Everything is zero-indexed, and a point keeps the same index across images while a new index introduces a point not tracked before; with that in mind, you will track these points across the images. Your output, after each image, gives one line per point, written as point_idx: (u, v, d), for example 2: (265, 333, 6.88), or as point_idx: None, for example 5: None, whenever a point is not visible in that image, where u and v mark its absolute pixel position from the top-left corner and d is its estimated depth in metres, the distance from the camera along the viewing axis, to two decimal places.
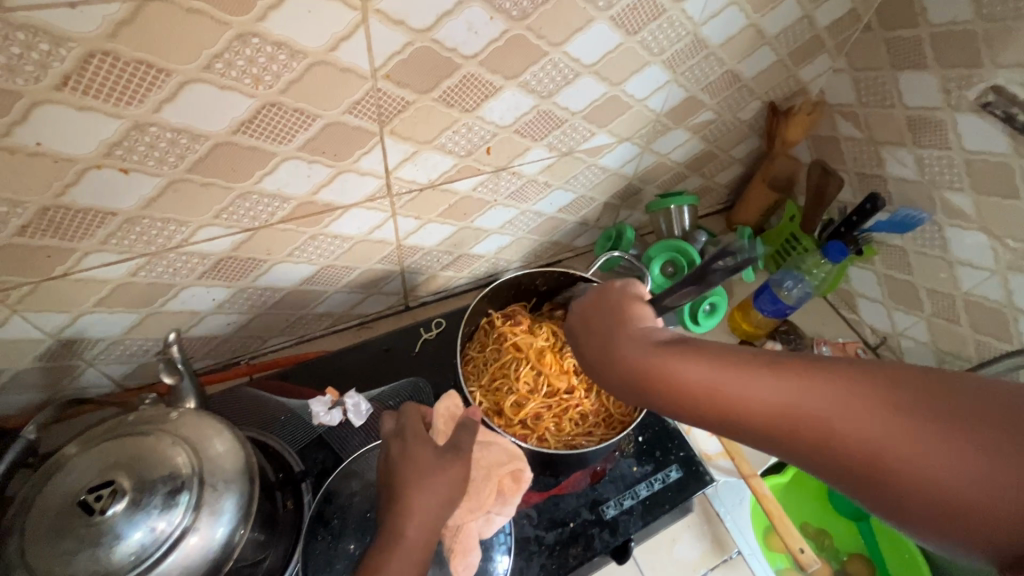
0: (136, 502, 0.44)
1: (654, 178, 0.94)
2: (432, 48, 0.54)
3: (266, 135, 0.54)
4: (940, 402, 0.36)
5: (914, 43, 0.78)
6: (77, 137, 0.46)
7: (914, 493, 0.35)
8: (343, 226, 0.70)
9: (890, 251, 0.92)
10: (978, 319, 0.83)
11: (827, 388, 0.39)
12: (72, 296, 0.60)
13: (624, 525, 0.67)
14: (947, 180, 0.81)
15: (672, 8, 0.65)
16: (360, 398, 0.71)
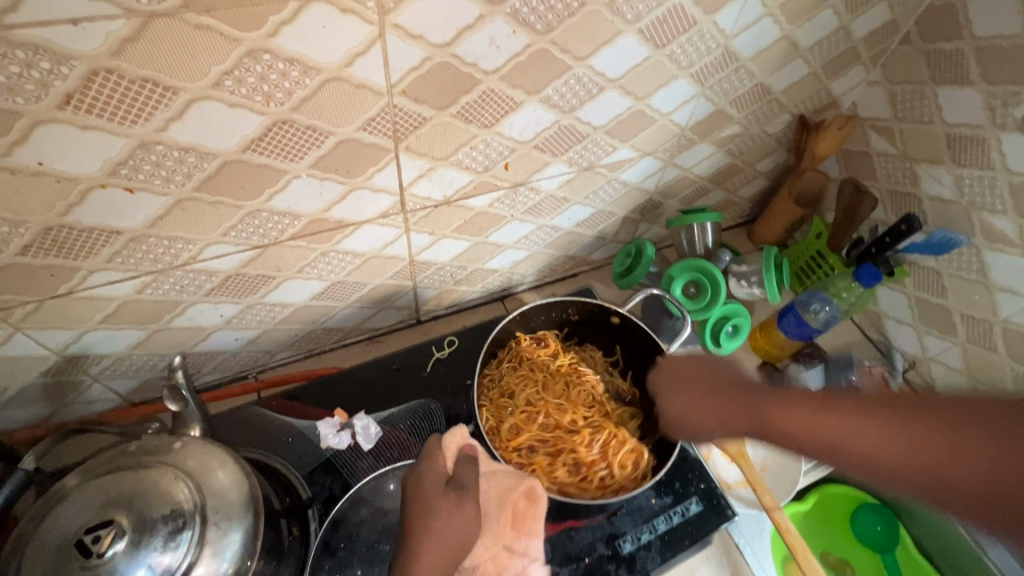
0: (136, 542, 0.41)
1: (676, 193, 0.91)
2: (452, 63, 0.52)
3: (277, 153, 0.52)
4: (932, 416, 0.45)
5: (958, 56, 0.74)
6: (81, 156, 0.44)
7: (981, 498, 0.41)
8: (354, 243, 0.67)
9: (923, 272, 0.88)
10: (1018, 348, 0.78)
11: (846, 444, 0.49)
12: (78, 314, 0.58)
13: (642, 561, 0.64)
14: (988, 202, 0.76)
15: (703, 20, 0.62)
16: (369, 419, 0.69)
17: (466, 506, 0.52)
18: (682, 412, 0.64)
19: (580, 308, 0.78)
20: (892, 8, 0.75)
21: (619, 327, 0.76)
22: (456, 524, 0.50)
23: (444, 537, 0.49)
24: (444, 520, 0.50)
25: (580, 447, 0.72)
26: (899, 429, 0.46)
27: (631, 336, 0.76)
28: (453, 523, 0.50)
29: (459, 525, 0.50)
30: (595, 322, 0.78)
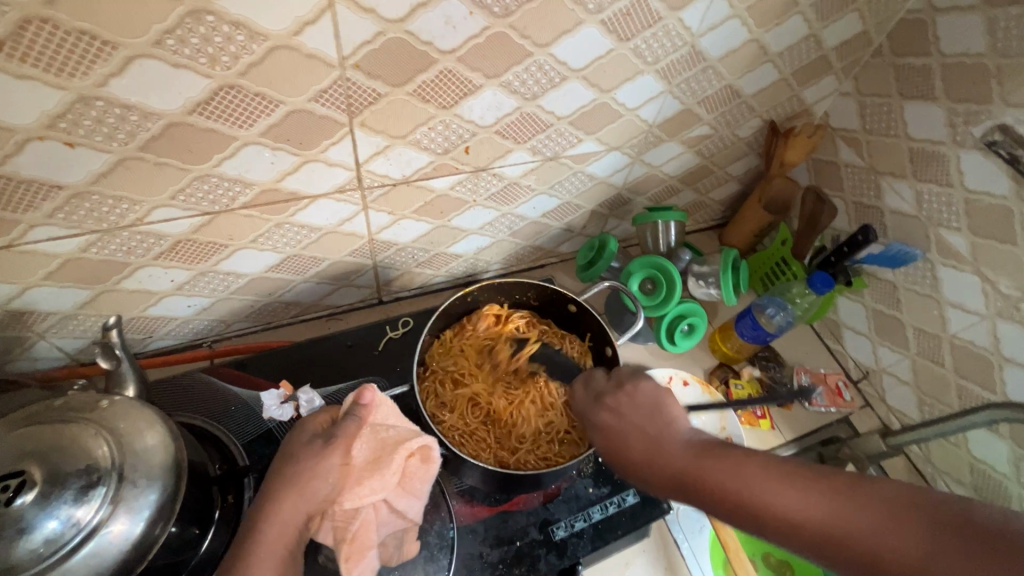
0: (45, 495, 0.41)
1: (645, 190, 0.91)
2: (406, 40, 0.52)
3: (225, 118, 0.52)
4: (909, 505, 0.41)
5: (924, 72, 0.75)
6: (16, 106, 0.44)
7: None
8: (310, 216, 0.67)
9: (880, 284, 0.89)
10: (962, 363, 0.79)
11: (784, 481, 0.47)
12: (19, 268, 0.58)
13: (573, 548, 0.64)
14: (944, 219, 0.77)
15: (669, 16, 0.62)
16: (314, 394, 0.68)
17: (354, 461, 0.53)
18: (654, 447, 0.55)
19: (541, 294, 0.73)
20: (865, 19, 0.75)
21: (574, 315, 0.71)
22: (322, 470, 0.52)
23: (307, 480, 0.51)
24: (309, 468, 0.52)
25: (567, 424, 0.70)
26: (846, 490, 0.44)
27: (583, 326, 0.71)
28: (317, 475, 0.52)
29: (326, 473, 0.52)
30: (551, 308, 0.74)
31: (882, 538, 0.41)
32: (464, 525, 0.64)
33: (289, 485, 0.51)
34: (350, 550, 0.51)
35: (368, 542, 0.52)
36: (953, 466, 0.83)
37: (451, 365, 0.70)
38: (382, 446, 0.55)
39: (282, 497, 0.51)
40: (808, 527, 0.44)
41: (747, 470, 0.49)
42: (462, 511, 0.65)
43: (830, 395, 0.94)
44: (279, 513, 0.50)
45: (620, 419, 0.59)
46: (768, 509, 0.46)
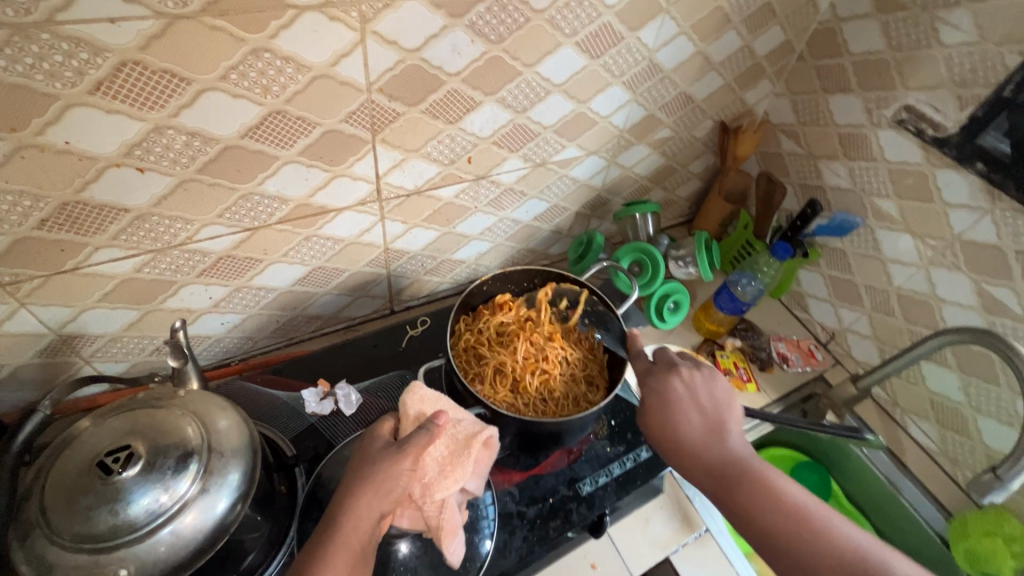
0: (150, 465, 0.47)
1: (620, 190, 1.03)
2: (422, 66, 0.62)
3: (271, 140, 0.60)
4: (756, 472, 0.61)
5: (840, 70, 0.90)
6: (102, 137, 0.51)
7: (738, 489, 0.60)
8: (335, 228, 0.75)
9: (832, 253, 1.02)
10: (910, 310, 0.92)
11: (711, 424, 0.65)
12: (79, 290, 0.63)
13: (600, 499, 0.72)
14: (875, 188, 0.91)
15: (629, 35, 0.75)
16: (350, 388, 0.76)
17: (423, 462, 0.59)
18: (722, 435, 0.64)
19: (546, 279, 0.82)
20: (785, 31, 0.90)
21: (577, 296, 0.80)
22: (392, 475, 0.57)
23: (383, 481, 0.56)
24: (381, 470, 0.57)
25: (580, 387, 0.78)
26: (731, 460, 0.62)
27: (588, 302, 0.80)
28: (390, 477, 0.57)
29: (397, 474, 0.57)
30: (557, 292, 0.83)
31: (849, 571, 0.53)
32: (500, 491, 0.71)
33: (367, 485, 0.56)
34: (439, 534, 0.59)
35: (454, 524, 0.59)
36: (916, 403, 0.94)
37: (477, 344, 0.78)
38: (455, 442, 0.62)
39: (358, 497, 0.56)
40: (808, 533, 0.56)
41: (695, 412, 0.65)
42: (497, 479, 0.72)
43: (804, 357, 1.05)
44: (356, 511, 0.55)
45: (682, 413, 0.65)
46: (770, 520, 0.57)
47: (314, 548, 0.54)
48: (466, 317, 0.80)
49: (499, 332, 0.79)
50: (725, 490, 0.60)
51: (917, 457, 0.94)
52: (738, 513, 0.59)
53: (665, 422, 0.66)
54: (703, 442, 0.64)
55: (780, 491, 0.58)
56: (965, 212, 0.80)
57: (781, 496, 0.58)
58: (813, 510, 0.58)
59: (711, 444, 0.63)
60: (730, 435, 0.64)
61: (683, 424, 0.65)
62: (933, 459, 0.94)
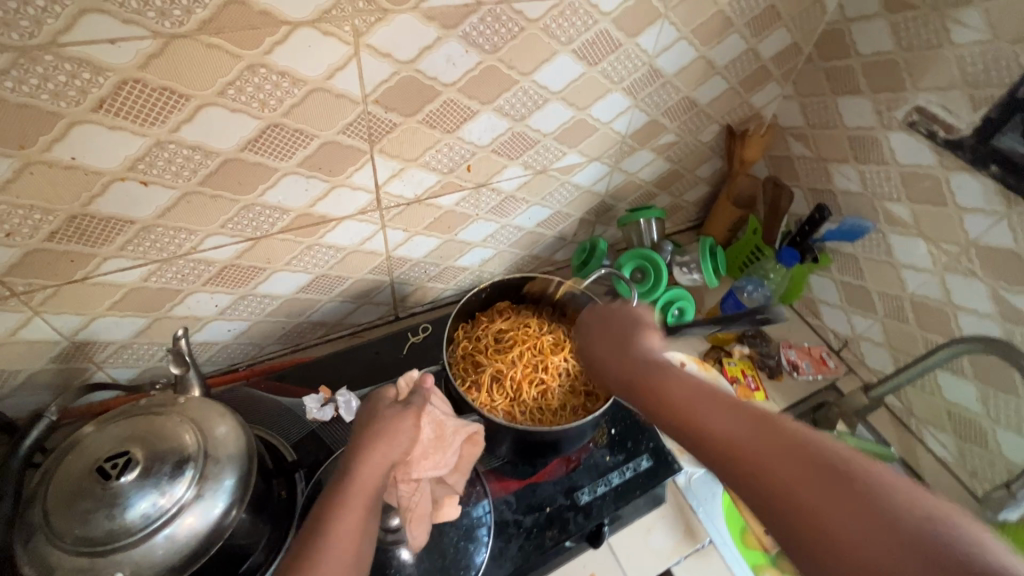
0: (147, 471, 0.48)
1: (625, 196, 1.02)
2: (417, 77, 0.63)
3: (270, 152, 0.62)
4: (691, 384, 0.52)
5: (849, 71, 0.88)
6: (107, 153, 0.53)
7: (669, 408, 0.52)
8: (337, 237, 0.76)
9: (843, 258, 0.99)
10: (924, 317, 0.89)
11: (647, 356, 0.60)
12: (90, 299, 0.66)
13: (598, 509, 0.71)
14: (886, 192, 0.89)
15: (628, 42, 0.74)
16: (351, 395, 0.77)
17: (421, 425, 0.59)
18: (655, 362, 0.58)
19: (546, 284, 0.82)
20: (792, 33, 0.89)
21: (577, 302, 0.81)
22: (398, 431, 0.57)
23: (389, 437, 0.56)
24: (388, 426, 0.57)
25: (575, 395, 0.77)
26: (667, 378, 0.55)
27: (589, 306, 0.81)
28: (398, 432, 0.57)
29: (403, 431, 0.57)
30: (557, 299, 0.84)
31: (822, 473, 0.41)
32: (497, 499, 0.71)
33: (373, 441, 0.56)
34: (410, 517, 0.61)
35: (424, 509, 0.61)
36: (932, 413, 0.91)
37: (476, 351, 0.78)
38: (443, 425, 0.63)
39: (369, 451, 0.55)
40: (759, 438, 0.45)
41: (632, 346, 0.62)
42: (494, 487, 0.72)
43: (815, 364, 1.03)
44: (366, 462, 0.54)
45: (605, 341, 0.65)
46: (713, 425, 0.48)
47: (320, 507, 0.52)
48: (464, 325, 0.81)
49: (497, 341, 0.79)
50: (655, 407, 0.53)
51: (933, 469, 0.91)
52: (670, 418, 0.51)
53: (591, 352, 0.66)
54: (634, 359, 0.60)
55: (719, 396, 0.50)
56: (979, 216, 0.78)
57: (717, 399, 0.50)
58: (770, 412, 0.47)
59: (638, 367, 0.58)
60: (665, 357, 0.60)
61: (608, 351, 0.63)
62: (951, 472, 0.90)
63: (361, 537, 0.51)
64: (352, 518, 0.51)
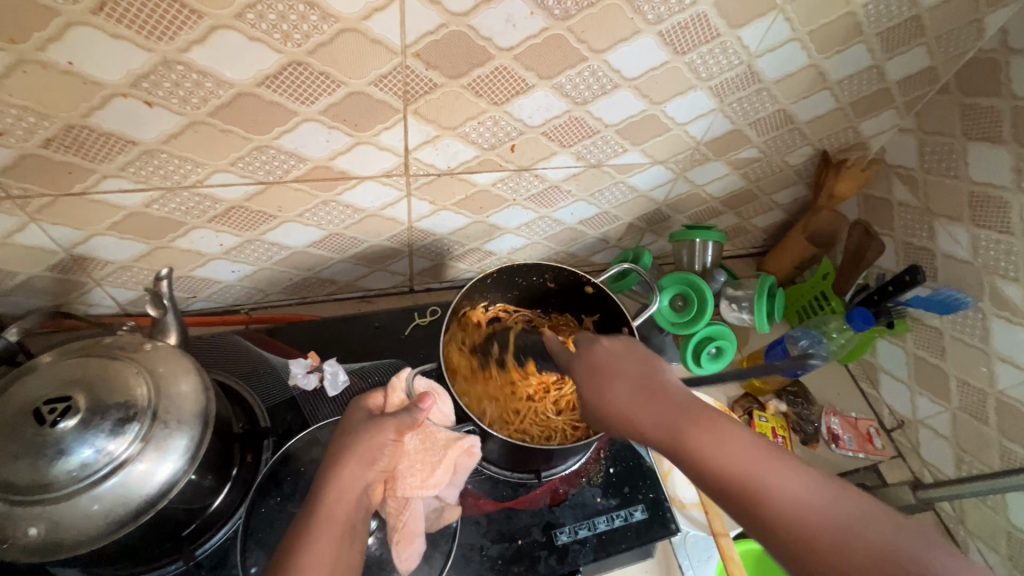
0: (86, 422, 0.44)
1: (685, 209, 0.91)
2: (467, 34, 0.54)
3: (290, 93, 0.55)
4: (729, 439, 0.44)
5: (993, 113, 0.72)
6: (108, 63, 0.48)
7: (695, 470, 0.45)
8: (356, 197, 0.70)
9: (926, 329, 0.85)
10: (1009, 423, 0.75)
11: (691, 418, 0.46)
12: (89, 215, 0.62)
13: (574, 554, 0.64)
14: (1001, 267, 0.74)
15: (728, 33, 0.62)
16: (338, 367, 0.71)
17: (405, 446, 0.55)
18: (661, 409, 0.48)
19: (557, 274, 0.77)
20: (932, 54, 0.73)
21: (592, 297, 0.75)
22: (377, 444, 0.53)
23: (366, 451, 0.52)
24: (363, 441, 0.53)
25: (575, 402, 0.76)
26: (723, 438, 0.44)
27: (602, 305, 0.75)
28: (377, 447, 0.53)
29: (380, 448, 0.53)
30: (571, 291, 0.77)
31: (864, 529, 0.39)
32: (468, 516, 0.65)
33: (349, 452, 0.52)
34: (399, 536, 0.55)
35: (415, 529, 0.55)
36: (988, 531, 0.78)
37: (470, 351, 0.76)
38: (431, 439, 0.58)
39: (341, 467, 0.51)
40: (765, 501, 0.41)
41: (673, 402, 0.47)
42: (468, 503, 0.66)
43: (859, 440, 0.90)
44: (340, 481, 0.50)
45: (607, 361, 0.52)
46: (764, 490, 0.42)
47: (300, 525, 0.48)
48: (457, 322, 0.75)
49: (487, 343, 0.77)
50: (669, 444, 0.46)
51: None
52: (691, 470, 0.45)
53: (596, 390, 0.52)
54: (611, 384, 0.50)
55: (729, 456, 0.43)
56: None
57: (721, 437, 0.44)
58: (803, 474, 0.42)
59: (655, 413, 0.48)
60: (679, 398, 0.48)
61: (611, 374, 0.51)
62: None
63: (337, 560, 0.46)
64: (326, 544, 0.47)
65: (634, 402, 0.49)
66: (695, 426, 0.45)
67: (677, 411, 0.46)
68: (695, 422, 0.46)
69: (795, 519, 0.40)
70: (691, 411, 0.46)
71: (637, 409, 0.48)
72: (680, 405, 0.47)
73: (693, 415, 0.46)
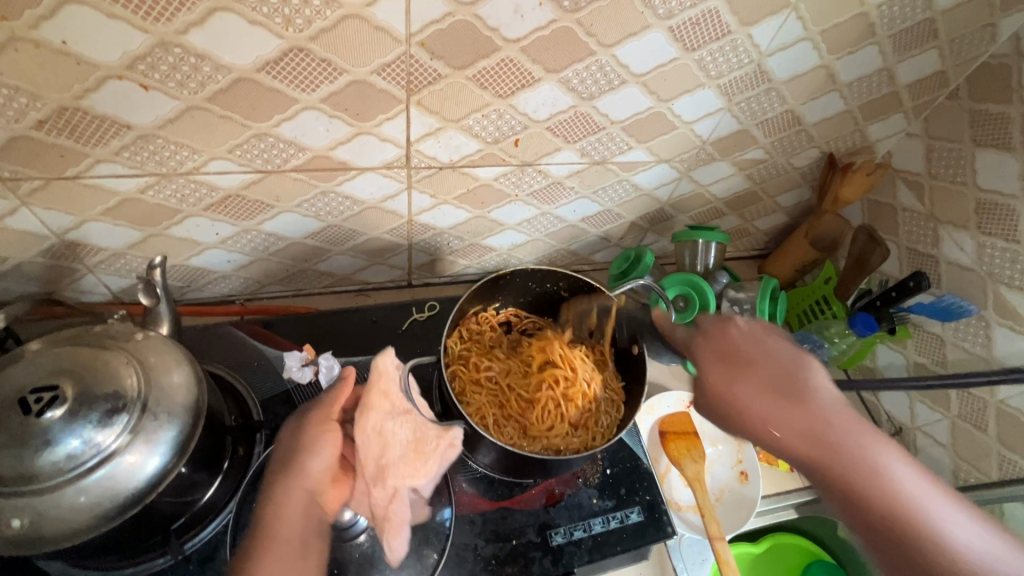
0: (73, 412, 0.43)
1: (688, 209, 0.90)
2: (474, 24, 0.52)
3: (291, 80, 0.53)
4: (825, 437, 0.53)
5: (1003, 120, 0.71)
6: (103, 44, 0.46)
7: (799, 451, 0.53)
8: (356, 188, 0.68)
9: (927, 336, 0.84)
10: (1009, 433, 0.74)
11: (803, 415, 0.55)
12: (81, 200, 0.60)
13: (568, 556, 0.63)
14: (1005, 276, 0.73)
15: (739, 30, 0.61)
16: (333, 360, 0.70)
17: (387, 436, 0.61)
18: (784, 406, 0.56)
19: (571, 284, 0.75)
20: (943, 58, 0.72)
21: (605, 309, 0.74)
22: (309, 452, 0.56)
23: (301, 461, 0.56)
24: (301, 448, 0.56)
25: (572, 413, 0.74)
26: (825, 436, 0.53)
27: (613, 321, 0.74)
28: (316, 457, 0.56)
29: (315, 455, 0.56)
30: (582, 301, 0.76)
31: (939, 515, 0.47)
32: (462, 515, 0.64)
33: (285, 468, 0.55)
34: (387, 526, 0.58)
35: (402, 517, 0.59)
36: None
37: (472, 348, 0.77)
38: (422, 429, 0.62)
39: (281, 482, 0.54)
40: (857, 486, 0.50)
41: (792, 402, 0.55)
42: (462, 501, 0.65)
43: None
44: (279, 499, 0.53)
45: (738, 359, 0.60)
46: (864, 482, 0.50)
47: (249, 544, 0.50)
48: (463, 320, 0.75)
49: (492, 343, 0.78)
50: (794, 435, 0.54)
51: None
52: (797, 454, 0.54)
53: (722, 381, 0.60)
54: (816, 424, 0.53)
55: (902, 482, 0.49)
56: None
57: (854, 443, 0.52)
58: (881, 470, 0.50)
59: (776, 413, 0.56)
60: (799, 395, 0.56)
61: (727, 374, 0.60)
62: None
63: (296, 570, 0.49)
64: (283, 557, 0.49)
65: (753, 398, 0.57)
66: (804, 419, 0.54)
67: (792, 406, 0.55)
68: (802, 420, 0.54)
69: (880, 510, 0.48)
70: (796, 408, 0.55)
71: (752, 404, 0.57)
72: (781, 398, 0.56)
73: (798, 410, 0.55)
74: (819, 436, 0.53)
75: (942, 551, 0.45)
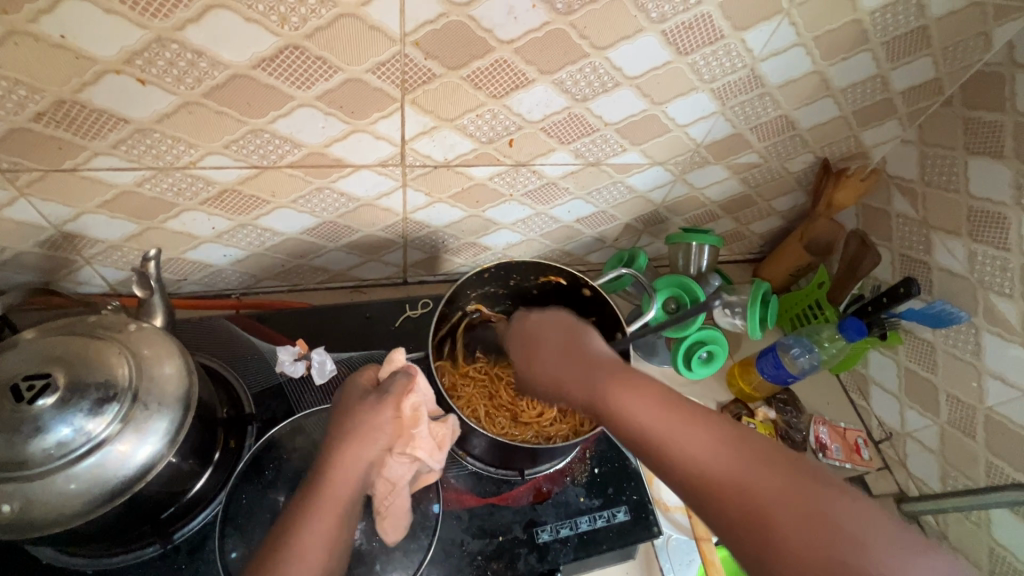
0: (65, 400, 0.44)
1: (682, 211, 0.90)
2: (468, 25, 0.53)
3: (286, 77, 0.54)
4: (735, 444, 0.42)
5: (996, 128, 0.71)
6: (101, 38, 0.47)
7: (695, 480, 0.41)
8: (350, 185, 0.69)
9: (918, 342, 0.85)
10: (997, 440, 0.75)
11: (685, 419, 0.44)
12: (79, 191, 0.61)
13: (554, 553, 0.64)
14: (996, 284, 0.74)
15: (732, 35, 0.61)
16: (326, 356, 0.71)
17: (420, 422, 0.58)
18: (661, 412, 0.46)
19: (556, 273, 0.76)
20: (938, 65, 0.72)
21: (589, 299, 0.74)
22: (378, 423, 0.54)
23: (367, 432, 0.53)
24: (366, 419, 0.54)
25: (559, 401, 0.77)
26: (730, 447, 0.42)
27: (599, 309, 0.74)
28: (376, 427, 0.54)
29: (380, 426, 0.54)
30: (567, 291, 0.77)
31: (854, 526, 0.36)
32: (450, 510, 0.65)
33: (348, 434, 0.53)
34: (386, 514, 0.57)
35: (401, 509, 0.57)
36: (971, 546, 0.78)
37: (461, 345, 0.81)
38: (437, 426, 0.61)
39: (343, 447, 0.52)
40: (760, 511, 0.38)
41: (687, 408, 0.45)
42: (450, 497, 0.66)
43: (847, 451, 0.90)
44: (340, 462, 0.51)
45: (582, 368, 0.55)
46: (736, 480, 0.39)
47: (298, 504, 0.48)
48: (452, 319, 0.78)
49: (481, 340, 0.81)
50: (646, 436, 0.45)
51: None
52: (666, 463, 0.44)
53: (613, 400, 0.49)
54: (728, 437, 0.42)
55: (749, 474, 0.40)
56: None
57: (698, 429, 0.43)
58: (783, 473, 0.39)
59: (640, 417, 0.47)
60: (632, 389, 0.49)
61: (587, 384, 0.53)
62: None
63: (335, 539, 0.47)
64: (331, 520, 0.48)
65: (630, 404, 0.47)
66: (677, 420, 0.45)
67: (678, 407, 0.45)
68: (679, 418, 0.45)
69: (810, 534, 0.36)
70: (676, 408, 0.45)
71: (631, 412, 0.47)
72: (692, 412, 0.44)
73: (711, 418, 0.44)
74: (731, 449, 0.41)
75: (808, 551, 0.35)
